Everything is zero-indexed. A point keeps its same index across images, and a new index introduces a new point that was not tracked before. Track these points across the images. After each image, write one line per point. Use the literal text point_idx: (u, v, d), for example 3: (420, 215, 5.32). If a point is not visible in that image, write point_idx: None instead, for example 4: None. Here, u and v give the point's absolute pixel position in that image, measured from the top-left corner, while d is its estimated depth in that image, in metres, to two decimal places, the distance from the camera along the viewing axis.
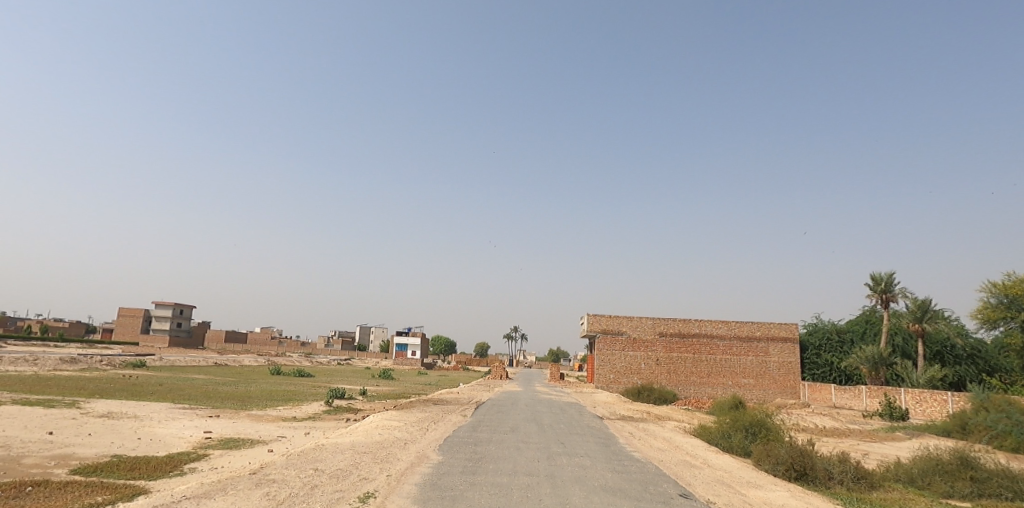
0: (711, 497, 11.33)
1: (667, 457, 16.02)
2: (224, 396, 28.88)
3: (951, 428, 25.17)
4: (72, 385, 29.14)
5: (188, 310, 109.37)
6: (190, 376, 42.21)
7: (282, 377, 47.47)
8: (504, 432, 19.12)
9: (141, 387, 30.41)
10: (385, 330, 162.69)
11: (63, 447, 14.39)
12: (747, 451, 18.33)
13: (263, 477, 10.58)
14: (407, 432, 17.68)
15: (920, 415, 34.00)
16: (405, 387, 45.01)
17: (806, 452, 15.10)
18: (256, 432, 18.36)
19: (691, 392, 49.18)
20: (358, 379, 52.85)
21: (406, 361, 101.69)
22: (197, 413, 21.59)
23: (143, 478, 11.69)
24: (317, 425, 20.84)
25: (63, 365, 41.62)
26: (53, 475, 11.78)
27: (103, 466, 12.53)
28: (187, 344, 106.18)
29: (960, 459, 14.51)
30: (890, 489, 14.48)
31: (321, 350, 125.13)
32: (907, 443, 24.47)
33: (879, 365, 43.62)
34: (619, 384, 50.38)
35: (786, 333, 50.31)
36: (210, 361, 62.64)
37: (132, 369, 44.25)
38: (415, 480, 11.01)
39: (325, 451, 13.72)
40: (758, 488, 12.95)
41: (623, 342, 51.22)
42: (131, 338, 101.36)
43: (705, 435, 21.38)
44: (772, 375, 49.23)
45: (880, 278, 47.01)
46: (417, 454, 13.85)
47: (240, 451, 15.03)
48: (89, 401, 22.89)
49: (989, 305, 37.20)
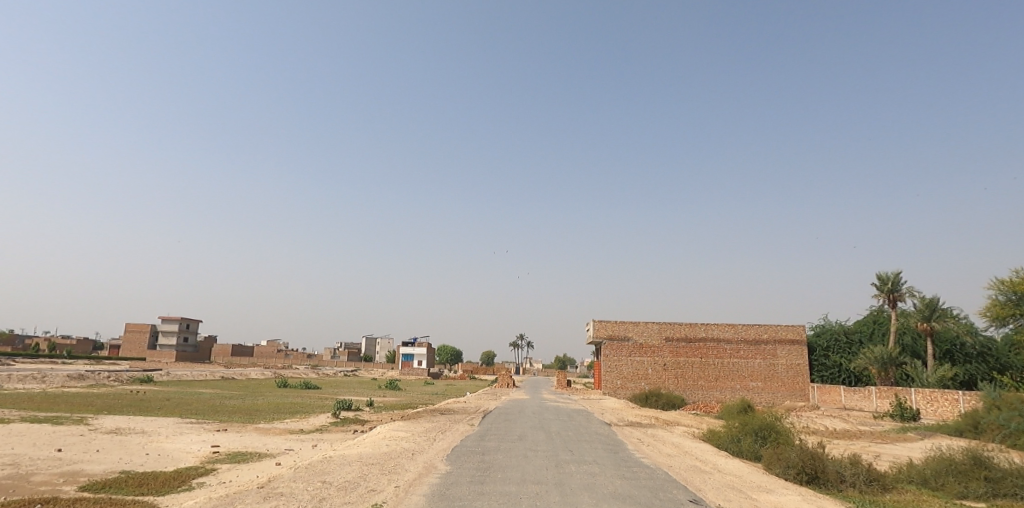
0: (721, 503, 11.24)
1: (676, 462, 15.96)
2: (232, 409, 28.90)
3: (964, 427, 24.93)
4: (81, 401, 29.22)
5: (194, 324, 109.69)
6: (198, 390, 42.25)
7: (288, 390, 47.50)
8: (512, 441, 19.06)
9: (149, 402, 30.45)
10: (390, 341, 162.73)
11: (71, 464, 14.39)
12: (757, 456, 18.21)
13: (271, 491, 10.57)
14: (414, 443, 17.63)
15: (931, 415, 33.72)
16: (412, 397, 44.91)
17: (817, 455, 14.98)
18: (263, 445, 18.35)
19: (699, 396, 48.92)
20: (365, 390, 52.87)
21: (412, 370, 101.64)
22: (204, 428, 21.61)
23: (151, 494, 11.66)
24: (324, 437, 20.83)
25: (70, 381, 41.77)
26: (62, 492, 11.77)
27: (111, 482, 12.51)
28: (195, 358, 106.38)
29: (974, 459, 14.32)
30: (903, 491, 14.32)
31: (327, 361, 125.29)
32: (919, 444, 24.24)
33: (888, 365, 43.33)
34: (627, 389, 50.15)
35: (793, 335, 50.01)
36: (217, 375, 62.69)
37: (140, 385, 44.36)
38: (423, 490, 10.98)
39: (332, 463, 13.66)
40: (768, 492, 12.84)
41: (629, 347, 51.06)
42: (138, 354, 101.78)
43: (714, 439, 21.24)
44: (781, 378, 48.95)
45: (886, 277, 46.82)
46: (424, 465, 13.81)
47: (247, 464, 15.02)
48: (97, 418, 22.96)
49: (998, 302, 36.97)
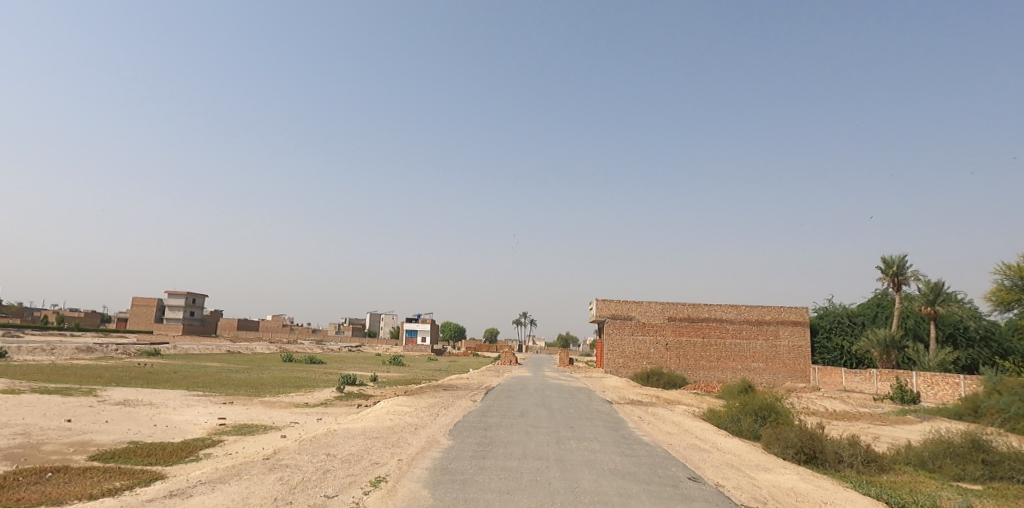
0: (719, 480, 11.37)
1: (676, 440, 16.13)
2: (238, 383, 29.31)
3: (963, 411, 25.10)
4: (89, 373, 29.58)
5: (200, 299, 109.97)
6: (204, 363, 42.76)
7: (293, 364, 48.03)
8: (514, 417, 19.28)
9: (156, 375, 30.80)
10: (395, 317, 163.81)
11: (80, 434, 14.66)
12: (756, 435, 18.42)
13: (276, 463, 10.74)
14: (416, 418, 17.82)
15: (932, 398, 33.86)
16: (415, 373, 45.29)
17: (816, 436, 15.13)
18: (268, 418, 18.61)
19: (701, 376, 49.20)
20: (368, 365, 53.38)
21: (416, 347, 101.97)
22: (211, 400, 21.90)
23: (160, 463, 11.92)
24: (329, 411, 21.13)
25: (79, 354, 42.29)
26: (72, 461, 12.01)
27: (119, 452, 12.75)
28: (201, 332, 107.31)
29: (972, 442, 14.39)
30: (900, 472, 14.47)
31: (332, 337, 126.33)
32: (918, 426, 24.45)
33: (890, 348, 43.38)
34: (628, 368, 50.45)
35: (796, 317, 50.10)
36: (223, 349, 63.49)
37: (148, 358, 44.87)
38: (425, 464, 11.14)
39: (337, 436, 13.87)
40: (767, 471, 12.98)
41: (632, 326, 51.21)
42: (145, 328, 102.96)
43: (714, 419, 21.45)
44: (782, 359, 49.14)
45: (891, 260, 46.64)
46: (427, 439, 14.00)
47: (253, 436, 15.26)
48: (105, 389, 23.25)
49: (1003, 287, 36.84)
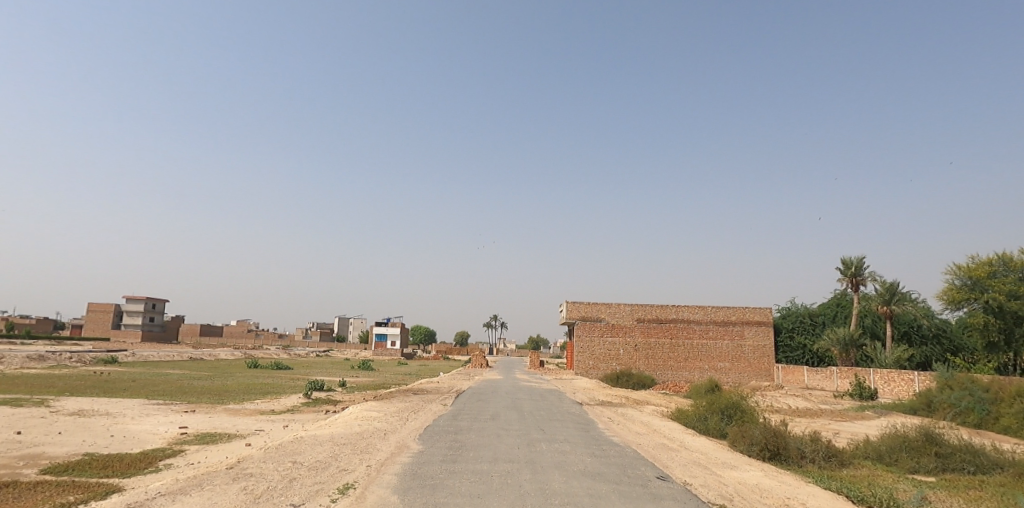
0: (687, 478, 11.57)
1: (645, 440, 16.30)
2: (200, 390, 28.54)
3: (918, 406, 26.03)
4: (42, 383, 28.49)
5: (160, 304, 106.68)
6: (164, 371, 41.45)
7: (258, 370, 46.99)
8: (484, 420, 19.21)
9: (113, 384, 29.73)
10: (364, 320, 161.94)
11: (32, 447, 14.07)
12: (722, 433, 18.76)
13: (240, 472, 10.52)
14: (386, 423, 17.65)
15: (888, 394, 34.99)
16: (384, 378, 44.64)
17: (780, 433, 15.49)
18: (232, 426, 18.14)
19: (669, 376, 49.89)
20: (336, 370, 52.55)
21: (386, 351, 100.88)
22: (172, 409, 21.25)
23: (117, 476, 11.52)
24: (296, 418, 20.73)
25: (30, 363, 40.57)
26: (23, 476, 11.53)
27: (74, 464, 12.29)
28: (161, 338, 104.10)
29: (925, 436, 14.95)
30: (859, 466, 14.93)
31: (299, 342, 123.95)
32: (876, 422, 25.25)
33: (849, 347, 44.68)
34: (598, 370, 50.87)
35: (760, 317, 51.22)
36: (185, 356, 61.74)
37: (104, 366, 43.35)
38: (395, 469, 11.05)
39: (304, 443, 13.62)
40: (732, 469, 13.23)
41: (602, 328, 51.64)
42: (103, 334, 99.59)
43: (682, 418, 21.76)
44: (747, 358, 50.18)
45: (849, 262, 48.09)
46: (397, 444, 13.87)
47: (216, 445, 14.87)
48: (58, 400, 22.34)
49: (954, 286, 38.32)
